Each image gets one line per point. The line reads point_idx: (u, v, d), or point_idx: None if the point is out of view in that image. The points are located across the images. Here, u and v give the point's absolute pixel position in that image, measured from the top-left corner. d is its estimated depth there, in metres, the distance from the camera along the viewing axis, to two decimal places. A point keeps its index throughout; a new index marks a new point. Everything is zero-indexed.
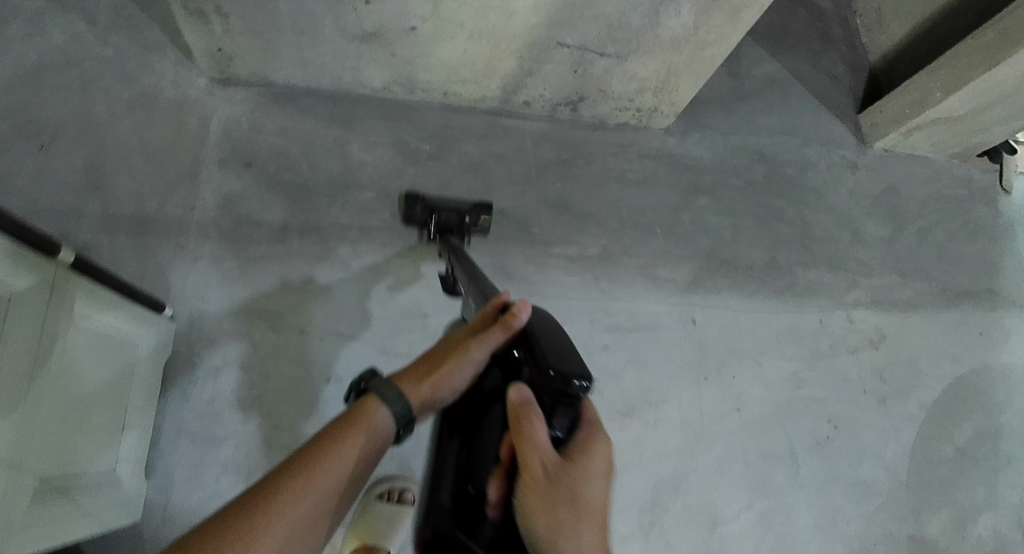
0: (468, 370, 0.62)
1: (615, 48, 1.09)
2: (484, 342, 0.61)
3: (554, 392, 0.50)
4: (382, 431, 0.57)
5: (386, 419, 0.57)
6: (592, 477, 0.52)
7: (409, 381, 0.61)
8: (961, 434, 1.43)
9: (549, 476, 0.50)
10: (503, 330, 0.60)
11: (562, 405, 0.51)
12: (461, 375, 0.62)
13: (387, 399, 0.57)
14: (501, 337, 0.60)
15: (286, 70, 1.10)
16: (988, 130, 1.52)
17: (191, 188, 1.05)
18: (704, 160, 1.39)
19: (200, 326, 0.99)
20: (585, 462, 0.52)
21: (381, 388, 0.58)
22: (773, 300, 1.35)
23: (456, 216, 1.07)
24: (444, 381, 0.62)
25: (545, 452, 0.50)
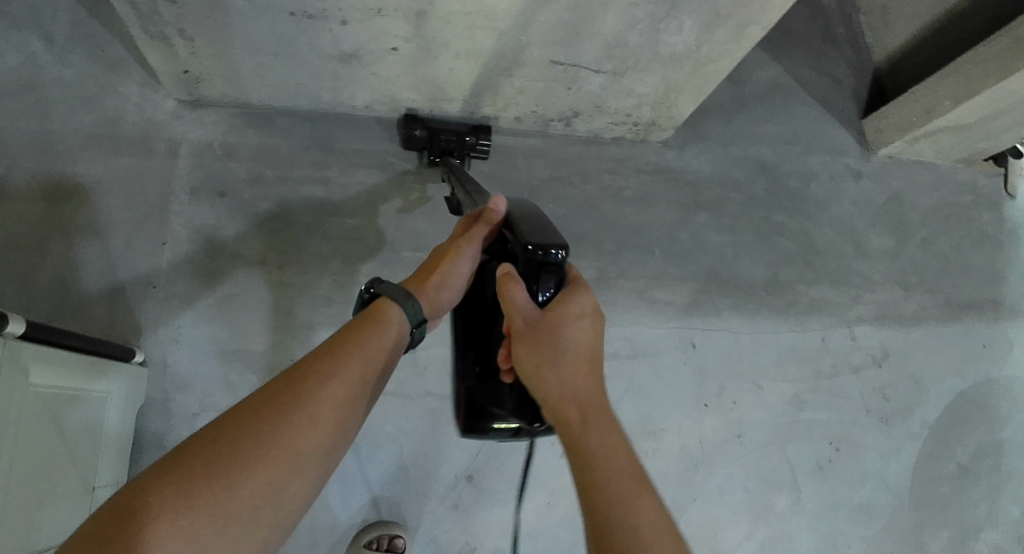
0: (464, 267, 0.64)
1: (611, 65, 1.02)
2: (470, 240, 0.64)
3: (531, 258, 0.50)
4: (397, 328, 0.56)
5: (400, 318, 0.57)
6: (575, 320, 0.49)
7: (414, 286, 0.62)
8: (964, 451, 1.41)
9: (530, 327, 0.49)
10: (484, 222, 0.63)
11: (544, 268, 0.50)
12: (461, 270, 0.64)
13: (397, 299, 0.57)
14: (485, 230, 0.63)
15: (261, 92, 1.03)
16: (995, 136, 1.47)
17: (161, 220, 0.99)
18: (703, 174, 1.34)
19: (175, 370, 0.93)
20: (566, 312, 0.50)
21: (391, 291, 0.58)
22: (774, 319, 1.30)
23: (456, 138, 1.09)
24: (447, 278, 0.63)
25: (527, 310, 0.50)
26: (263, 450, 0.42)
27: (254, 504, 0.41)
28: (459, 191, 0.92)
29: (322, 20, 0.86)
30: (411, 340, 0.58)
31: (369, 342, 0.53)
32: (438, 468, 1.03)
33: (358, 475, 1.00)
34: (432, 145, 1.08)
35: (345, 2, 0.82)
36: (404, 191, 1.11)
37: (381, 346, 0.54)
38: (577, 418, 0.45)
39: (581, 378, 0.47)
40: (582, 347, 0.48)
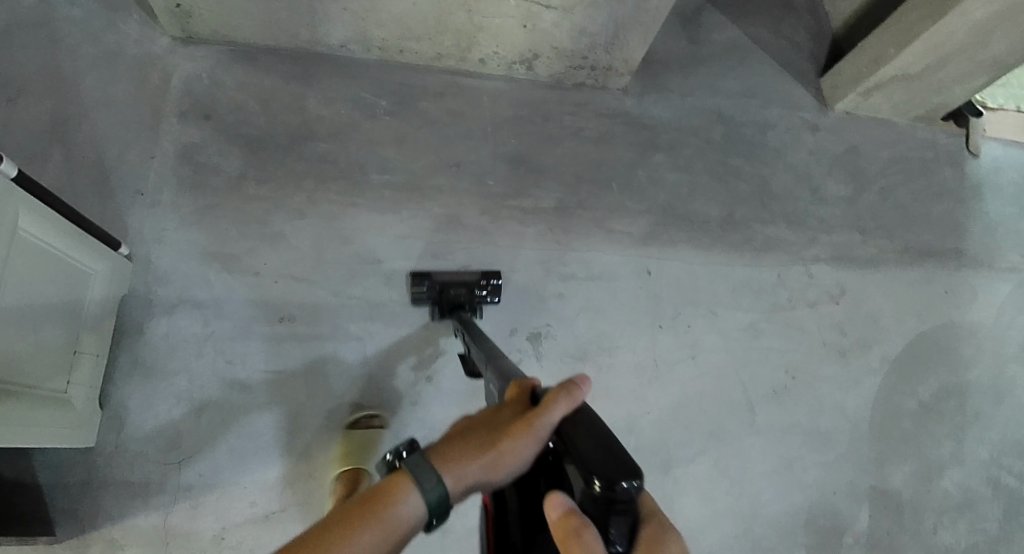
0: (528, 451, 0.46)
1: (559, 0, 1.13)
2: (543, 414, 0.45)
3: (596, 496, 0.37)
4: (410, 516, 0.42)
5: (416, 503, 0.43)
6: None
7: (454, 462, 0.45)
8: (925, 389, 1.44)
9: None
10: (566, 399, 0.46)
11: (614, 511, 0.37)
12: (524, 455, 0.46)
13: (425, 481, 0.43)
14: (565, 409, 0.46)
15: (246, 27, 1.14)
16: (946, 89, 1.54)
17: (151, 138, 1.09)
18: (662, 120, 1.42)
19: (157, 267, 1.02)
20: None
21: (419, 466, 0.44)
22: (730, 253, 1.36)
23: (466, 290, 1.08)
24: (502, 461, 0.45)
25: None
26: None
27: None
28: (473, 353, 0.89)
29: None
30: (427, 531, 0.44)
31: (376, 533, 0.41)
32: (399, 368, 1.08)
33: (323, 368, 1.05)
34: (442, 299, 1.07)
35: None
36: (375, 121, 1.21)
37: (386, 541, 0.41)
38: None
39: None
40: None
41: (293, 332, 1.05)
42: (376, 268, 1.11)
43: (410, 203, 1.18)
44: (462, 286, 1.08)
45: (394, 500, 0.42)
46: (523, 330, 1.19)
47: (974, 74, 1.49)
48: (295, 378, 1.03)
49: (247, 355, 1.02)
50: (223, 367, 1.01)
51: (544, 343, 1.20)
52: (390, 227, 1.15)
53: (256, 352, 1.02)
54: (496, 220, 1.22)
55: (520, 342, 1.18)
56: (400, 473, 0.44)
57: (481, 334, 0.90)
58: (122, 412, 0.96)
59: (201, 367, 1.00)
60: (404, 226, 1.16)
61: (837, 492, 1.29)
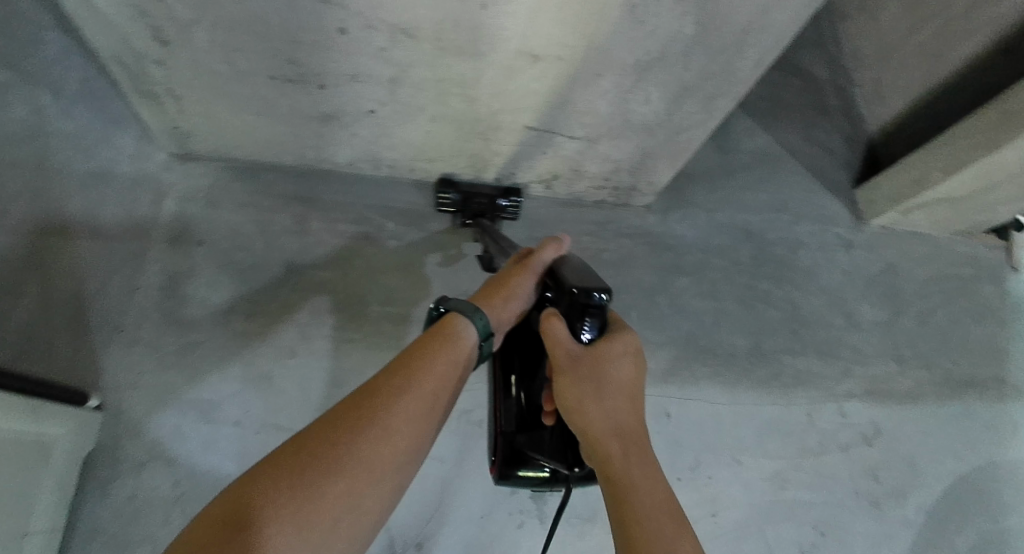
0: (530, 283, 0.74)
1: (584, 132, 1.05)
2: (534, 261, 0.75)
3: (577, 306, 0.62)
4: (472, 339, 0.64)
5: (470, 332, 0.64)
6: (616, 354, 0.62)
7: (484, 301, 0.71)
8: (966, 542, 1.31)
9: (573, 360, 0.61)
10: (553, 246, 0.79)
11: (588, 313, 0.61)
12: (527, 287, 0.73)
13: (466, 313, 0.65)
14: (547, 256, 0.77)
15: (247, 149, 1.06)
16: (992, 209, 1.44)
17: (136, 267, 1.01)
18: (686, 240, 1.33)
19: (129, 417, 0.93)
20: (609, 344, 0.62)
21: (462, 306, 0.66)
22: (756, 391, 1.26)
23: (488, 202, 1.15)
24: (512, 297, 0.72)
25: (569, 346, 0.61)
26: (337, 466, 0.49)
27: (332, 516, 0.47)
28: (493, 248, 1.01)
29: (301, 84, 0.90)
30: (480, 349, 0.66)
31: (447, 357, 0.61)
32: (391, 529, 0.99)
33: None
34: (465, 207, 1.15)
35: (322, 68, 0.86)
36: (379, 246, 1.12)
37: (456, 358, 0.61)
38: (618, 449, 0.56)
39: (617, 407, 0.59)
40: (624, 379, 0.61)
41: None
42: None
43: (413, 338, 1.08)
44: (484, 196, 1.15)
45: (455, 326, 0.64)
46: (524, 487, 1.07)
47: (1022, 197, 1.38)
48: None
49: None
50: None
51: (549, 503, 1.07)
52: (389, 367, 1.06)
53: None
54: None
55: (523, 502, 1.06)
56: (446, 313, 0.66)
57: (504, 239, 0.98)
58: None
59: (169, 534, 0.90)
60: None
61: None
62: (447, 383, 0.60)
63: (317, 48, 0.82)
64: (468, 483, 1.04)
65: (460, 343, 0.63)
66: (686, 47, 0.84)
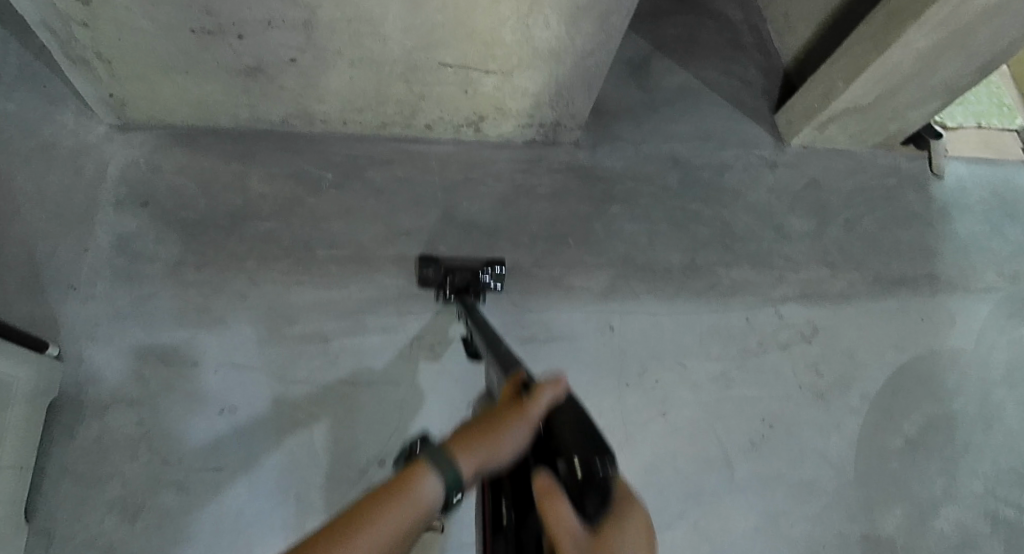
0: (522, 434, 0.46)
1: (497, 65, 1.13)
2: (535, 404, 0.48)
3: (575, 479, 0.37)
4: (425, 508, 0.40)
5: (433, 492, 0.40)
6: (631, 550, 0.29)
7: (456, 443, 0.44)
8: (911, 424, 1.38)
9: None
10: (552, 389, 0.50)
11: (588, 489, 0.35)
12: (517, 442, 0.46)
13: (441, 467, 0.41)
14: (550, 401, 0.49)
15: (182, 112, 1.13)
16: (901, 115, 1.54)
17: (85, 230, 1.06)
18: (616, 170, 1.41)
19: (88, 365, 0.98)
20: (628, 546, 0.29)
21: (432, 454, 0.42)
22: (695, 301, 1.33)
23: (471, 275, 1.12)
24: (497, 451, 0.45)
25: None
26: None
27: None
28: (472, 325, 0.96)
29: (220, 35, 0.97)
30: (443, 513, 0.42)
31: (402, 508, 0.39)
32: (350, 452, 1.02)
33: (267, 461, 0.99)
34: (447, 285, 1.12)
35: (237, 16, 0.93)
36: (319, 195, 1.18)
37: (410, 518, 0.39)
38: None
39: None
40: None
41: (236, 424, 1.00)
42: (323, 347, 1.07)
43: (358, 276, 1.14)
44: (467, 271, 1.12)
45: (407, 490, 0.40)
46: None
47: (924, 99, 1.49)
48: (237, 474, 0.97)
49: (185, 452, 0.97)
50: (160, 467, 0.96)
51: None
52: (339, 305, 1.11)
53: (196, 448, 0.97)
54: None
55: None
56: (413, 463, 0.42)
57: (484, 320, 0.92)
58: (51, 525, 0.90)
59: (136, 469, 0.95)
60: (352, 300, 1.12)
61: (826, 545, 1.22)
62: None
63: None
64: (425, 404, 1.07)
65: (420, 519, 0.39)
66: None
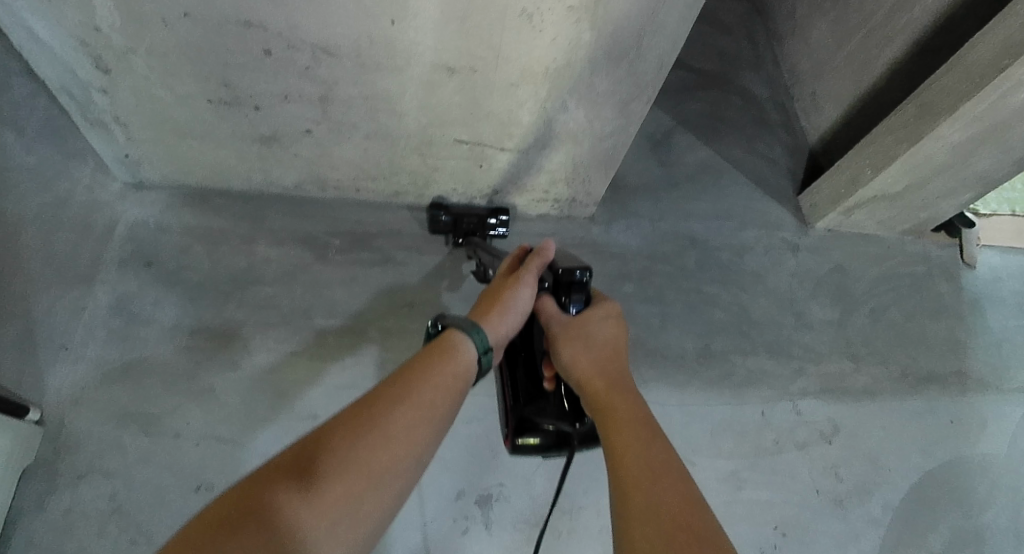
0: (525, 293, 0.74)
1: (513, 143, 1.11)
2: (529, 264, 0.77)
3: (563, 283, 0.74)
4: (468, 356, 0.62)
5: (469, 348, 0.63)
6: (597, 318, 0.72)
7: (480, 314, 0.71)
8: (938, 540, 1.26)
9: (565, 324, 0.72)
10: (540, 256, 0.79)
11: (574, 289, 0.74)
12: (522, 294, 0.74)
13: (466, 329, 0.64)
14: (541, 262, 0.78)
15: (196, 174, 1.13)
16: (933, 205, 1.48)
17: (85, 288, 1.05)
18: (631, 248, 1.37)
19: (68, 431, 0.95)
20: (591, 311, 0.73)
21: (460, 321, 0.66)
22: (707, 391, 1.26)
23: (477, 219, 1.20)
24: (507, 307, 0.72)
25: (558, 316, 0.74)
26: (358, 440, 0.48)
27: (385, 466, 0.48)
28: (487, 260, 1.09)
29: (237, 106, 0.97)
30: (479, 369, 0.64)
31: (444, 359, 0.60)
32: None
33: None
34: (456, 227, 1.19)
35: (254, 89, 0.93)
36: (324, 262, 1.16)
37: (459, 365, 0.60)
38: (603, 386, 0.64)
39: (602, 356, 0.68)
40: (606, 335, 0.71)
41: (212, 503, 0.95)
42: (312, 424, 1.03)
43: (356, 348, 1.11)
44: (473, 217, 1.20)
45: (445, 334, 0.64)
46: (471, 493, 1.05)
47: (957, 191, 1.43)
48: None
49: (156, 532, 0.92)
50: (127, 547, 0.90)
51: (496, 507, 1.05)
52: (333, 379, 1.07)
53: (167, 528, 0.92)
54: None
55: (468, 507, 1.04)
56: (446, 330, 0.64)
57: (502, 251, 1.03)
58: None
59: (101, 548, 0.90)
60: (346, 374, 1.08)
61: None
62: (455, 392, 0.58)
63: (245, 69, 0.89)
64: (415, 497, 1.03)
65: (460, 357, 0.61)
66: (589, 53, 0.90)
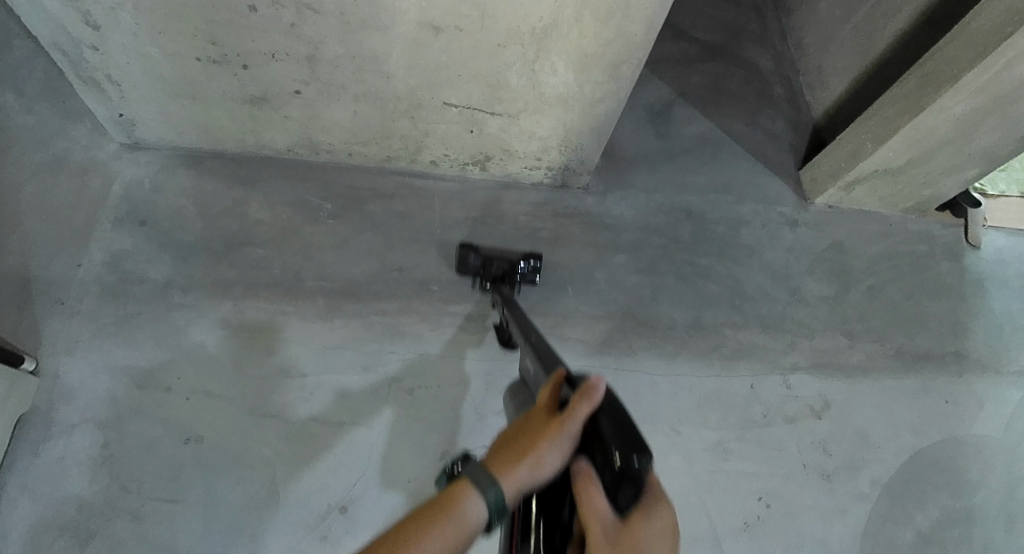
0: (562, 455, 0.48)
1: (502, 108, 1.11)
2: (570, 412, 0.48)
3: (615, 468, 0.44)
4: (473, 520, 0.45)
5: (480, 509, 0.45)
6: (653, 537, 0.42)
7: (499, 463, 0.48)
8: (927, 518, 1.25)
9: (611, 541, 0.42)
10: (587, 398, 0.48)
11: (624, 483, 0.44)
12: (557, 457, 0.48)
13: (480, 484, 0.46)
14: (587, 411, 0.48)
15: (190, 135, 1.15)
16: (937, 181, 1.44)
17: (81, 245, 1.08)
18: (624, 219, 1.36)
19: (63, 381, 0.99)
20: (647, 522, 0.43)
21: (475, 470, 0.48)
22: (696, 362, 1.26)
23: (508, 265, 1.11)
24: (540, 467, 0.48)
25: (606, 517, 0.43)
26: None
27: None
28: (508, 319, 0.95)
29: (225, 64, 0.98)
30: (488, 532, 0.47)
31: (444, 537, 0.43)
32: (309, 496, 0.98)
33: (227, 497, 0.96)
34: (484, 272, 1.11)
35: (241, 47, 0.94)
36: (315, 225, 1.17)
37: (453, 539, 0.43)
38: None
39: None
40: None
41: (199, 455, 0.97)
42: (299, 382, 1.05)
43: (344, 310, 1.12)
44: (504, 262, 1.11)
45: (451, 510, 0.45)
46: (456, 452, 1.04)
47: (963, 166, 1.39)
48: (192, 508, 0.95)
49: (145, 480, 0.95)
50: (117, 493, 0.94)
51: None
52: (321, 340, 1.09)
53: (154, 477, 0.95)
54: (436, 328, 1.14)
55: None
56: (455, 482, 0.47)
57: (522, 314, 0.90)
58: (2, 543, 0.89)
59: (92, 493, 0.93)
60: (335, 336, 1.10)
61: None
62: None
63: (233, 25, 0.89)
64: (399, 454, 1.03)
65: (462, 531, 0.44)
66: (575, 12, 0.89)
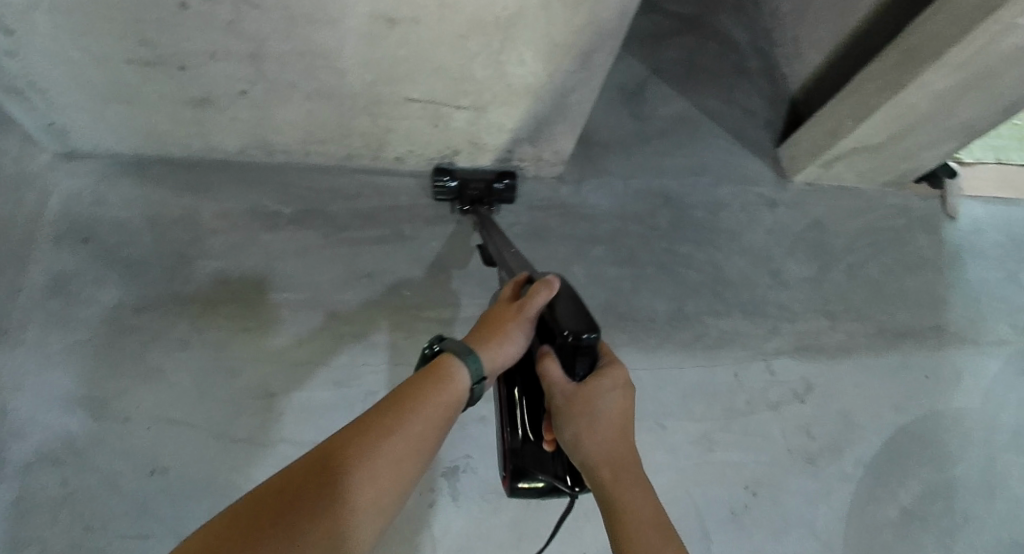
0: (522, 330, 0.63)
1: (468, 101, 1.04)
2: (528, 303, 0.62)
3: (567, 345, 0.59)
4: (456, 387, 0.57)
5: (464, 375, 0.57)
6: (606, 391, 0.59)
7: (477, 343, 0.62)
8: (910, 493, 1.27)
9: (568, 397, 0.59)
10: (545, 290, 0.62)
11: (579, 353, 0.58)
12: (517, 333, 0.63)
13: (462, 357, 0.58)
14: (544, 298, 0.62)
15: (131, 141, 1.06)
16: (916, 156, 1.42)
17: (19, 268, 1.00)
18: (601, 208, 1.32)
19: (11, 418, 0.92)
20: (599, 381, 0.59)
21: (456, 345, 0.59)
22: (679, 354, 1.24)
23: (485, 185, 1.16)
24: (504, 341, 0.62)
25: (561, 382, 0.59)
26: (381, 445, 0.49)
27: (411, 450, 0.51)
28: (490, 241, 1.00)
29: (160, 66, 0.89)
30: (472, 396, 0.58)
31: (424, 417, 0.53)
32: None
33: (200, 528, 0.92)
34: (462, 194, 1.16)
35: (175, 48, 0.85)
36: (275, 232, 1.10)
37: (434, 413, 0.54)
38: (609, 474, 0.56)
39: (610, 443, 0.58)
40: (616, 414, 0.59)
41: (167, 487, 0.93)
42: (268, 402, 1.00)
43: (312, 323, 1.06)
44: (481, 182, 1.16)
45: (431, 383, 0.55)
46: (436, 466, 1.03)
47: (942, 140, 1.36)
48: (162, 541, 0.90)
49: (110, 517, 0.90)
50: (80, 532, 0.89)
51: (462, 479, 1.05)
52: (289, 356, 1.03)
53: (120, 512, 0.91)
54: (411, 335, 1.09)
55: (434, 480, 1.03)
56: (440, 355, 0.58)
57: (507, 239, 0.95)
58: None
59: (53, 534, 0.88)
60: (305, 350, 1.04)
61: None
62: (445, 422, 0.54)
63: (164, 25, 0.81)
64: None
65: (446, 401, 0.55)
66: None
